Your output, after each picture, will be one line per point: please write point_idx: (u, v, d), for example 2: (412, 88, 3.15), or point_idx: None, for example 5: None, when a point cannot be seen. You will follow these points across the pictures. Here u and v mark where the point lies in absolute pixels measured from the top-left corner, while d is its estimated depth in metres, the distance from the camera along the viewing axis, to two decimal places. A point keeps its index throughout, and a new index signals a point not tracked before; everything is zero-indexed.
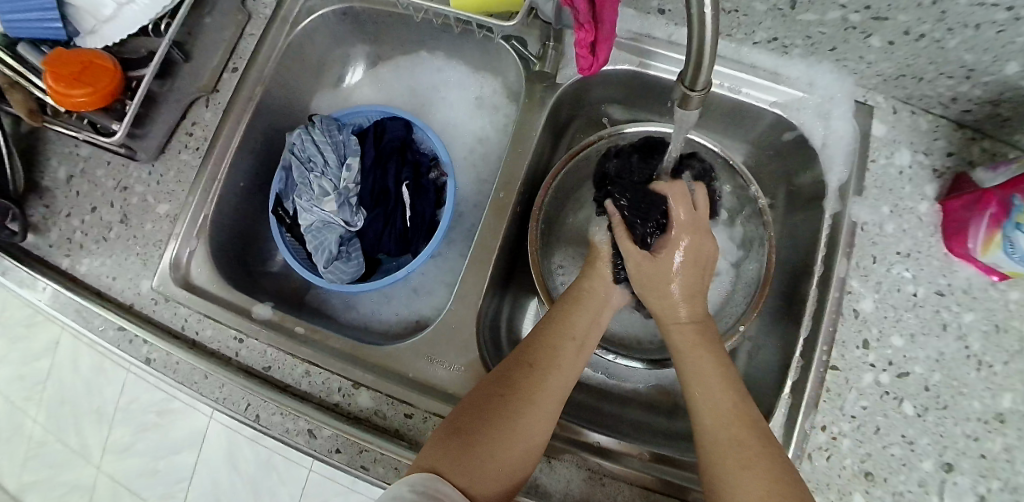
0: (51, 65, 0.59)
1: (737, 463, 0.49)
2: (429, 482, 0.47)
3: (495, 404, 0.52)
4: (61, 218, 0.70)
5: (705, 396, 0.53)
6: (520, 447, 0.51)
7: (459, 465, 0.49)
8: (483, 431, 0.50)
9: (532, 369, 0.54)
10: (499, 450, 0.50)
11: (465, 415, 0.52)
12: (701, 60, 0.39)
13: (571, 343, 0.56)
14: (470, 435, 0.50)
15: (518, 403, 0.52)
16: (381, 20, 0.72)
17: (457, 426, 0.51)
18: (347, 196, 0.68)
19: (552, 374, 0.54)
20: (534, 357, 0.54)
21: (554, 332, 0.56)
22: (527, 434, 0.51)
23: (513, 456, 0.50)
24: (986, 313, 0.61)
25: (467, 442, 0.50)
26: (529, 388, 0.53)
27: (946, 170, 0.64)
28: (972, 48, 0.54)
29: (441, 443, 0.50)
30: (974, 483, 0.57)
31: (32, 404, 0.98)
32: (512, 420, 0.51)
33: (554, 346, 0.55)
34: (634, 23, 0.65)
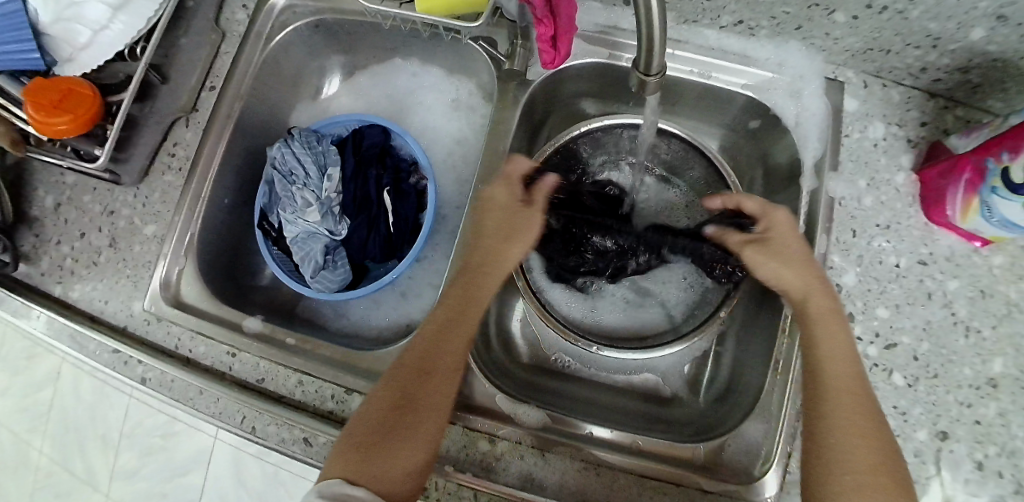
0: (31, 94, 0.59)
1: (856, 431, 0.49)
2: (338, 488, 0.46)
3: (395, 407, 0.52)
4: (51, 245, 0.71)
5: (835, 362, 0.52)
6: (426, 436, 0.51)
7: (370, 467, 0.48)
8: (385, 436, 0.50)
9: (425, 365, 0.53)
10: (405, 448, 0.50)
11: (365, 416, 0.52)
12: (652, 47, 0.41)
13: (466, 329, 0.56)
14: (372, 435, 0.50)
15: (416, 402, 0.52)
16: (353, 30, 0.73)
17: (364, 430, 0.51)
18: (329, 205, 0.69)
19: (444, 364, 0.54)
20: (431, 355, 0.54)
21: (449, 321, 0.56)
22: (430, 426, 0.52)
23: (415, 444, 0.51)
24: (970, 279, 0.61)
25: (369, 441, 0.50)
26: (430, 384, 0.53)
27: (921, 140, 0.64)
28: (935, 17, 0.54)
29: (345, 444, 0.50)
30: (970, 450, 0.57)
31: (38, 434, 0.99)
32: (411, 420, 0.51)
33: (446, 335, 0.55)
34: (601, 15, 0.66)
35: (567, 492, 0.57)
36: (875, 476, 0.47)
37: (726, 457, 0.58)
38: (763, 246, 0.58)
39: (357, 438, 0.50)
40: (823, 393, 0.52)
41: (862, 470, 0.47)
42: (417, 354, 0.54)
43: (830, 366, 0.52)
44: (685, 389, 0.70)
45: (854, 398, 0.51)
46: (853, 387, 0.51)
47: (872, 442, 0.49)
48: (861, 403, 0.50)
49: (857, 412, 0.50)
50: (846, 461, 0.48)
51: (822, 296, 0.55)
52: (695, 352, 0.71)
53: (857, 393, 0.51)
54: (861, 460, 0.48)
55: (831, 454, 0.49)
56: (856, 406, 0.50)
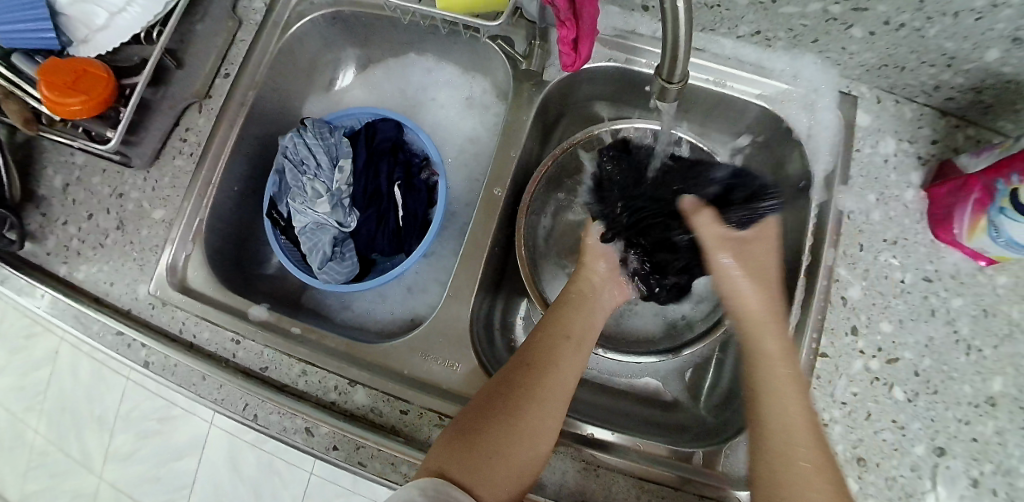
0: (46, 73, 0.60)
1: (807, 465, 0.47)
2: (437, 486, 0.47)
3: (497, 411, 0.53)
4: (58, 225, 0.71)
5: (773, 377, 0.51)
6: (526, 446, 0.52)
7: (466, 467, 0.50)
8: (491, 438, 0.51)
9: (534, 371, 0.55)
10: (503, 452, 0.51)
11: (470, 417, 0.53)
12: (677, 54, 0.42)
13: (573, 346, 0.58)
14: (475, 437, 0.52)
15: (520, 406, 0.53)
16: (370, 23, 0.73)
17: (463, 430, 0.52)
18: (339, 197, 0.69)
19: (554, 371, 0.55)
20: (536, 361, 0.56)
21: (558, 334, 0.58)
22: (532, 434, 0.52)
23: (521, 456, 0.51)
24: (974, 298, 0.61)
25: (472, 445, 0.51)
26: (536, 390, 0.54)
27: (931, 157, 0.65)
28: (952, 36, 0.55)
29: (447, 445, 0.52)
30: (966, 467, 0.57)
31: (34, 414, 0.99)
32: (515, 423, 0.52)
33: (557, 344, 0.57)
34: (618, 19, 0.66)
35: (567, 492, 0.58)
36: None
37: (727, 469, 0.58)
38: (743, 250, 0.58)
39: (461, 441, 0.52)
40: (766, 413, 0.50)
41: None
42: (522, 361, 0.56)
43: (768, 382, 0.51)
44: (686, 394, 0.70)
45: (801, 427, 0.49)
46: (804, 412, 0.49)
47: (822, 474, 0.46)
48: (808, 433, 0.48)
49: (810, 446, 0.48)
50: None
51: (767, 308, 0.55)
52: (698, 358, 0.71)
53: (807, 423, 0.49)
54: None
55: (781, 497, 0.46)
56: (804, 436, 0.48)
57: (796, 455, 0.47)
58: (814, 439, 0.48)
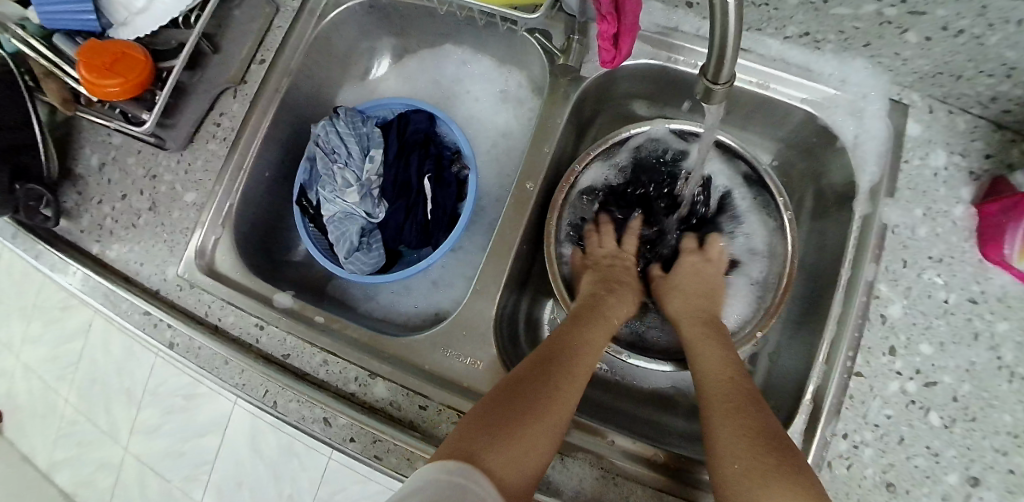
0: (85, 56, 0.60)
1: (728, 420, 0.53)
2: (462, 471, 0.45)
3: (522, 402, 0.51)
4: (93, 204, 0.72)
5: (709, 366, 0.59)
6: (546, 439, 0.50)
7: (490, 453, 0.47)
8: (518, 427, 0.49)
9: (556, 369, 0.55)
10: (529, 443, 0.49)
11: (494, 407, 0.51)
12: (723, 53, 0.40)
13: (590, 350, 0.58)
14: (501, 426, 0.49)
15: (540, 402, 0.52)
16: (406, 13, 0.72)
17: (487, 419, 0.50)
18: (369, 188, 0.69)
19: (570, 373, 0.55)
20: (559, 361, 0.56)
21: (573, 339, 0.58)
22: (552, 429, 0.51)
23: (540, 451, 0.50)
24: (1022, 323, 0.58)
25: (498, 433, 0.49)
26: (556, 388, 0.54)
27: (984, 172, 0.61)
28: (1015, 45, 0.52)
29: (470, 431, 0.49)
30: (1002, 500, 0.55)
31: (65, 384, 1.02)
32: (534, 416, 0.51)
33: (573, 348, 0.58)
34: (660, 16, 0.64)
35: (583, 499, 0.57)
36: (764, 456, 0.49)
37: None
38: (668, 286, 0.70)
39: (485, 429, 0.49)
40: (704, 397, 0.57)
41: (741, 459, 0.50)
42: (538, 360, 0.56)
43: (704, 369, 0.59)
44: None
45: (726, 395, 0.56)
46: (727, 383, 0.57)
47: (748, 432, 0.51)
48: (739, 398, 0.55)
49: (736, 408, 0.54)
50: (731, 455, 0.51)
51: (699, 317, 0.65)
52: None
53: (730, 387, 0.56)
54: (734, 448, 0.51)
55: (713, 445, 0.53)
56: (730, 399, 0.55)
57: (724, 417, 0.54)
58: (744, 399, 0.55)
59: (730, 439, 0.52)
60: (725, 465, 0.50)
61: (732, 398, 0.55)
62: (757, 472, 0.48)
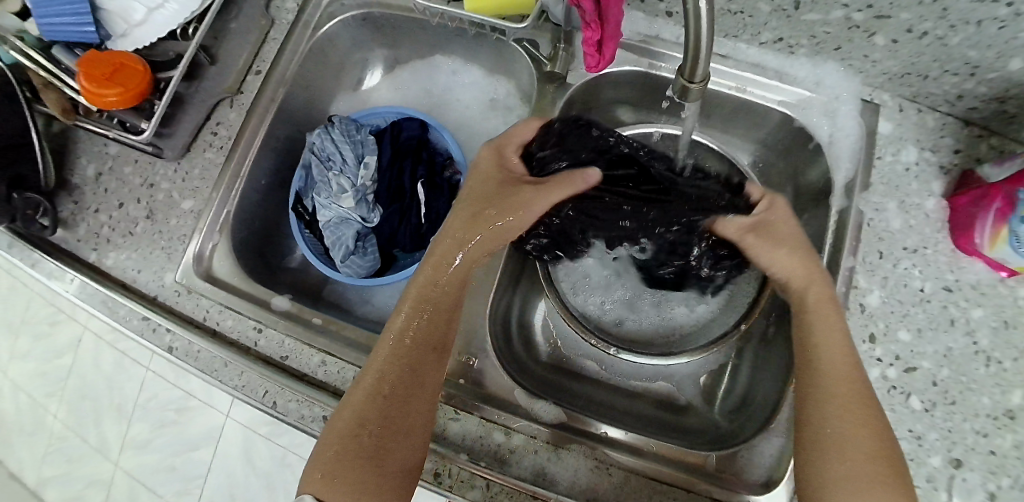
0: (85, 65, 0.62)
1: (851, 427, 0.50)
2: None
3: (366, 426, 0.53)
4: (90, 213, 0.73)
5: (828, 345, 0.53)
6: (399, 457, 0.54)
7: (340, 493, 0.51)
8: (366, 451, 0.53)
9: (396, 379, 0.55)
10: (382, 461, 0.53)
11: (339, 436, 0.53)
12: (699, 53, 0.42)
13: (429, 343, 0.57)
14: (349, 459, 0.52)
15: (377, 437, 0.53)
16: (397, 24, 0.75)
17: (337, 453, 0.53)
18: (364, 193, 0.71)
19: (418, 390, 0.55)
20: (394, 369, 0.55)
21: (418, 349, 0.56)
22: (405, 440, 0.54)
23: (399, 460, 0.54)
24: (995, 309, 0.61)
25: (349, 467, 0.52)
26: (398, 412, 0.54)
27: (953, 167, 0.64)
28: (975, 46, 0.55)
29: (324, 470, 0.52)
30: (983, 480, 0.57)
31: (55, 399, 1.01)
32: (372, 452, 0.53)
33: (410, 346, 0.56)
34: (642, 24, 0.67)
35: (579, 490, 0.58)
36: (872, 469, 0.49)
37: (742, 473, 0.59)
38: (764, 232, 0.59)
39: (335, 461, 0.52)
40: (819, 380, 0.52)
41: (850, 465, 0.49)
42: (380, 382, 0.55)
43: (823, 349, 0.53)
44: (700, 398, 0.71)
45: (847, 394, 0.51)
46: (846, 377, 0.52)
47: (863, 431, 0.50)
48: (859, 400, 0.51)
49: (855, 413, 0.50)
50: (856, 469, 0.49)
51: (820, 279, 0.56)
52: (713, 364, 0.71)
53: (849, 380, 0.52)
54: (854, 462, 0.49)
55: (831, 447, 0.50)
56: (841, 369, 0.52)
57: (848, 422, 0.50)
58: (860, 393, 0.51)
59: (850, 462, 0.49)
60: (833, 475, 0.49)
61: (851, 390, 0.51)
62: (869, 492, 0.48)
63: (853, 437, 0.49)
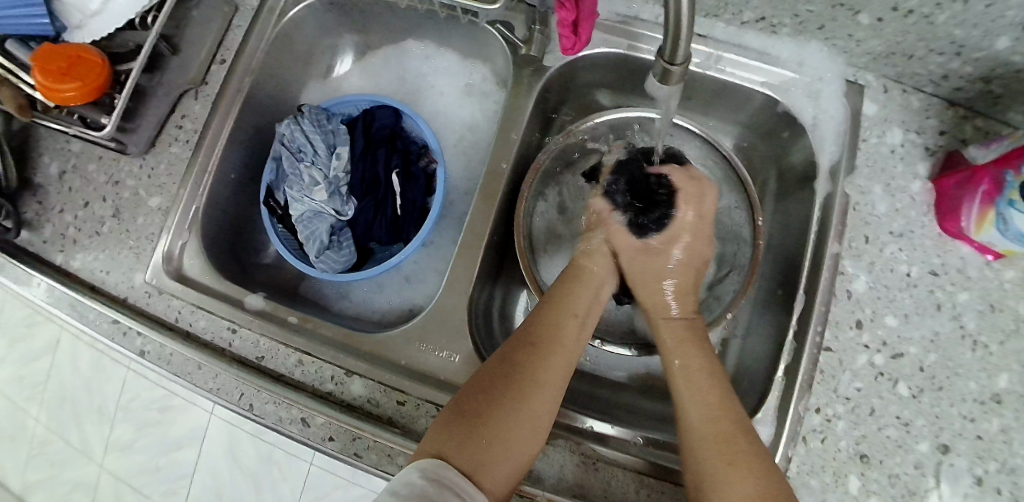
0: (39, 62, 0.59)
1: (699, 419, 0.51)
2: (436, 468, 0.46)
3: (500, 391, 0.51)
4: (54, 214, 0.70)
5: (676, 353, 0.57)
6: (524, 430, 0.50)
7: (466, 454, 0.48)
8: (496, 415, 0.50)
9: (536, 350, 0.54)
10: (509, 431, 0.49)
11: (472, 397, 0.51)
12: (678, 34, 0.40)
13: (574, 328, 0.57)
14: (477, 417, 0.50)
15: (510, 399, 0.51)
16: (367, 8, 0.72)
17: (464, 413, 0.50)
18: (337, 185, 0.68)
19: (555, 358, 0.54)
20: (539, 341, 0.55)
21: (558, 317, 0.57)
22: (536, 413, 0.51)
23: (523, 436, 0.50)
24: (981, 292, 0.60)
25: (473, 425, 0.49)
26: (532, 377, 0.52)
27: (939, 148, 0.63)
28: (961, 24, 0.53)
29: (444, 428, 0.50)
30: (971, 465, 0.56)
31: (35, 403, 0.99)
32: (502, 416, 0.50)
33: (556, 324, 0.56)
34: (620, 5, 0.65)
35: (565, 485, 0.57)
36: (734, 452, 0.49)
37: None
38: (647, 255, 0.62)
39: (460, 421, 0.50)
40: (675, 386, 0.55)
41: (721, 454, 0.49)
42: (519, 346, 0.55)
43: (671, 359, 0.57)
44: None
45: (701, 378, 0.54)
46: (701, 372, 0.55)
47: (724, 422, 0.50)
48: (702, 362, 0.55)
49: (707, 394, 0.53)
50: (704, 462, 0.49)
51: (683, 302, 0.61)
52: None
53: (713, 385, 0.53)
54: (711, 448, 0.49)
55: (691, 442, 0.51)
56: (705, 372, 0.55)
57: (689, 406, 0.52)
58: (717, 397, 0.52)
59: (707, 442, 0.50)
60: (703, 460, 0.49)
61: (701, 389, 0.53)
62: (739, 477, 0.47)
63: (706, 417, 0.51)
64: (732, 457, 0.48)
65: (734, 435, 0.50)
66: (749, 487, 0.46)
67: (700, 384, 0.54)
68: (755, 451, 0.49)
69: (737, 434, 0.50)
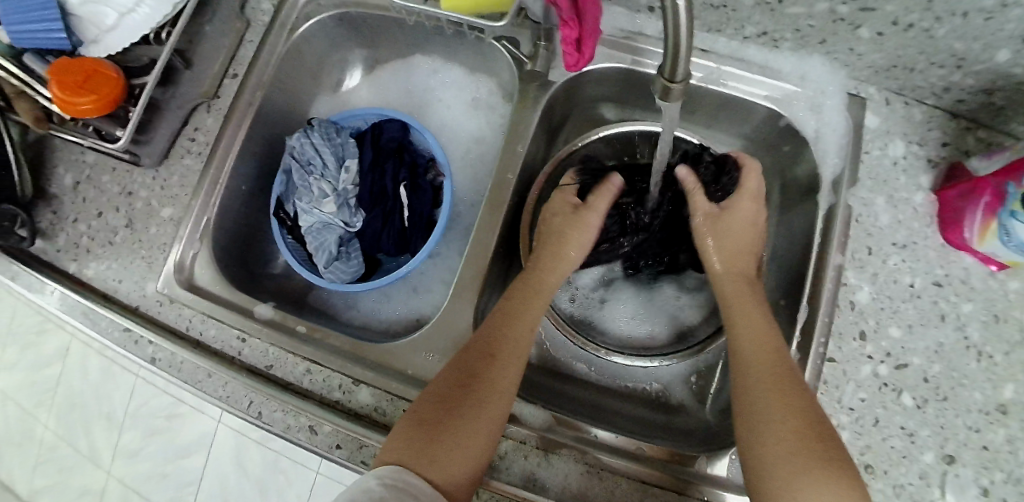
0: (56, 73, 0.60)
1: (772, 409, 0.50)
2: (396, 474, 0.47)
3: (455, 396, 0.52)
4: (68, 223, 0.72)
5: (750, 337, 0.56)
6: (480, 431, 0.51)
7: (426, 458, 0.49)
8: (452, 418, 0.51)
9: (488, 352, 0.55)
10: (466, 433, 0.50)
11: (429, 404, 0.52)
12: (677, 52, 0.41)
13: (525, 327, 0.58)
14: (434, 423, 0.51)
15: (466, 403, 0.52)
16: (375, 23, 0.74)
17: (421, 419, 0.51)
18: (345, 197, 0.70)
19: (506, 358, 0.55)
20: (492, 343, 0.56)
21: (509, 318, 0.58)
22: (491, 413, 0.52)
23: (478, 437, 0.51)
24: (985, 303, 0.60)
25: (430, 431, 0.50)
26: (484, 379, 0.53)
27: (941, 160, 0.64)
28: (961, 38, 0.54)
29: (403, 435, 0.51)
30: (976, 476, 0.57)
31: (44, 410, 1.00)
32: (458, 419, 0.51)
33: (507, 325, 0.57)
34: (624, 20, 0.66)
35: (569, 494, 0.58)
36: (806, 442, 0.47)
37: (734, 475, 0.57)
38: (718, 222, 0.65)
39: (418, 427, 0.51)
40: (746, 369, 0.54)
41: (787, 439, 0.48)
42: (473, 350, 0.56)
43: (744, 341, 0.56)
44: (692, 397, 0.70)
45: (767, 363, 0.53)
46: (771, 355, 0.54)
47: (795, 412, 0.49)
48: (772, 347, 0.54)
49: (775, 379, 0.52)
50: (760, 404, 0.51)
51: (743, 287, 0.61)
52: (701, 364, 0.71)
53: (775, 367, 0.53)
54: (780, 436, 0.48)
55: (756, 427, 0.50)
56: (771, 358, 0.54)
57: (750, 356, 0.54)
58: (796, 388, 0.51)
59: (780, 426, 0.49)
60: (769, 447, 0.48)
61: (776, 373, 0.52)
62: (803, 463, 0.46)
63: (777, 405, 0.50)
64: (799, 444, 0.47)
65: (802, 424, 0.49)
66: (820, 476, 0.45)
67: (770, 374, 0.52)
68: (819, 437, 0.48)
69: (807, 425, 0.49)
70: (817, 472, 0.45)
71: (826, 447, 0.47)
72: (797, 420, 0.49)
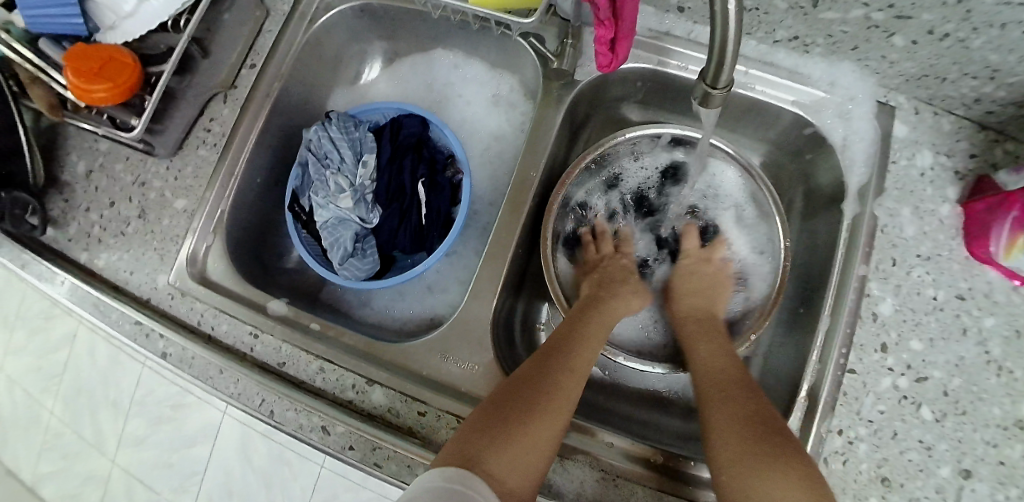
0: (71, 60, 0.59)
1: (721, 417, 0.54)
2: (460, 474, 0.47)
3: (518, 402, 0.53)
4: (80, 212, 0.71)
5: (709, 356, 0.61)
6: (544, 437, 0.51)
7: (491, 459, 0.49)
8: (516, 423, 0.51)
9: (548, 364, 0.56)
10: (530, 437, 0.51)
11: (492, 410, 0.52)
12: (722, 58, 0.40)
13: (582, 341, 0.59)
14: (497, 427, 0.51)
15: (528, 409, 0.52)
16: (396, 16, 0.72)
17: (485, 424, 0.51)
18: (362, 192, 0.68)
19: (566, 368, 0.57)
20: (551, 355, 0.57)
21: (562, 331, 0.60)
22: (553, 419, 0.53)
23: (543, 442, 0.51)
24: (1007, 317, 0.60)
25: (494, 434, 0.50)
26: (546, 389, 0.54)
27: (968, 171, 0.63)
28: (997, 49, 0.53)
29: (468, 436, 0.51)
30: (993, 491, 0.56)
31: (49, 396, 0.99)
32: (522, 423, 0.51)
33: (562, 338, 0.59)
34: (652, 20, 0.64)
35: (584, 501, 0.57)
36: (757, 442, 0.51)
37: None
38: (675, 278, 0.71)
39: (482, 429, 0.51)
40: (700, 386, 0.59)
41: (733, 441, 0.52)
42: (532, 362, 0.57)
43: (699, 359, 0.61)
44: None
45: (720, 376, 0.58)
46: (726, 370, 0.59)
47: (749, 418, 0.53)
48: (726, 364, 0.59)
49: (727, 390, 0.56)
50: (713, 416, 0.55)
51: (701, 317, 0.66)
52: None
53: (728, 377, 0.58)
54: (730, 436, 0.52)
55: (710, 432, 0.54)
56: (726, 372, 0.58)
57: (703, 370, 0.60)
58: (751, 396, 0.55)
59: (731, 428, 0.53)
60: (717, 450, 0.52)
61: (726, 383, 0.57)
62: (753, 461, 0.49)
63: (725, 413, 0.54)
64: (741, 442, 0.51)
65: (746, 428, 0.52)
66: (774, 474, 0.48)
67: (719, 384, 0.57)
68: (770, 437, 0.51)
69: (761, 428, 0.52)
70: (768, 470, 0.49)
71: (785, 446, 0.50)
72: (749, 423, 0.52)
